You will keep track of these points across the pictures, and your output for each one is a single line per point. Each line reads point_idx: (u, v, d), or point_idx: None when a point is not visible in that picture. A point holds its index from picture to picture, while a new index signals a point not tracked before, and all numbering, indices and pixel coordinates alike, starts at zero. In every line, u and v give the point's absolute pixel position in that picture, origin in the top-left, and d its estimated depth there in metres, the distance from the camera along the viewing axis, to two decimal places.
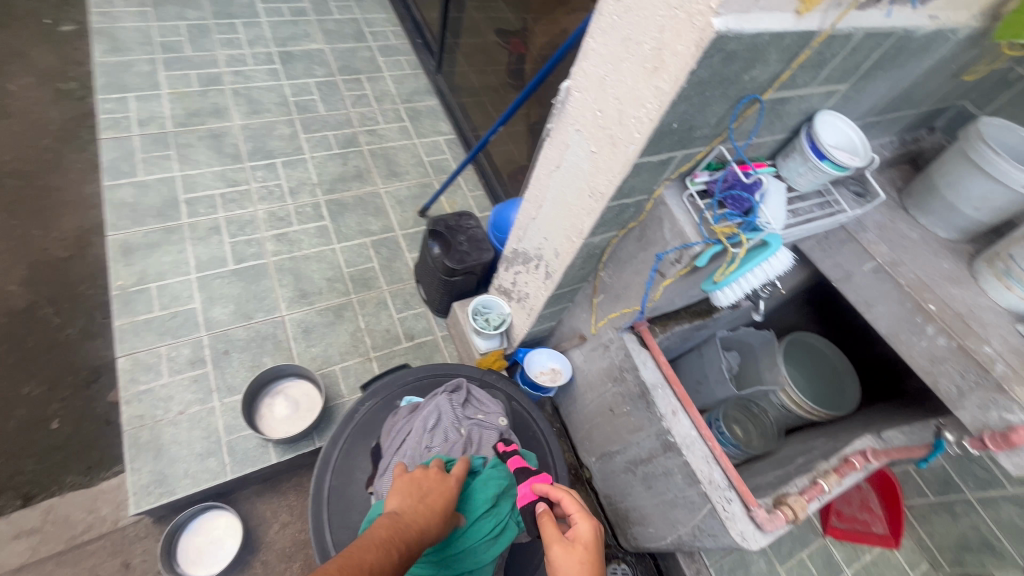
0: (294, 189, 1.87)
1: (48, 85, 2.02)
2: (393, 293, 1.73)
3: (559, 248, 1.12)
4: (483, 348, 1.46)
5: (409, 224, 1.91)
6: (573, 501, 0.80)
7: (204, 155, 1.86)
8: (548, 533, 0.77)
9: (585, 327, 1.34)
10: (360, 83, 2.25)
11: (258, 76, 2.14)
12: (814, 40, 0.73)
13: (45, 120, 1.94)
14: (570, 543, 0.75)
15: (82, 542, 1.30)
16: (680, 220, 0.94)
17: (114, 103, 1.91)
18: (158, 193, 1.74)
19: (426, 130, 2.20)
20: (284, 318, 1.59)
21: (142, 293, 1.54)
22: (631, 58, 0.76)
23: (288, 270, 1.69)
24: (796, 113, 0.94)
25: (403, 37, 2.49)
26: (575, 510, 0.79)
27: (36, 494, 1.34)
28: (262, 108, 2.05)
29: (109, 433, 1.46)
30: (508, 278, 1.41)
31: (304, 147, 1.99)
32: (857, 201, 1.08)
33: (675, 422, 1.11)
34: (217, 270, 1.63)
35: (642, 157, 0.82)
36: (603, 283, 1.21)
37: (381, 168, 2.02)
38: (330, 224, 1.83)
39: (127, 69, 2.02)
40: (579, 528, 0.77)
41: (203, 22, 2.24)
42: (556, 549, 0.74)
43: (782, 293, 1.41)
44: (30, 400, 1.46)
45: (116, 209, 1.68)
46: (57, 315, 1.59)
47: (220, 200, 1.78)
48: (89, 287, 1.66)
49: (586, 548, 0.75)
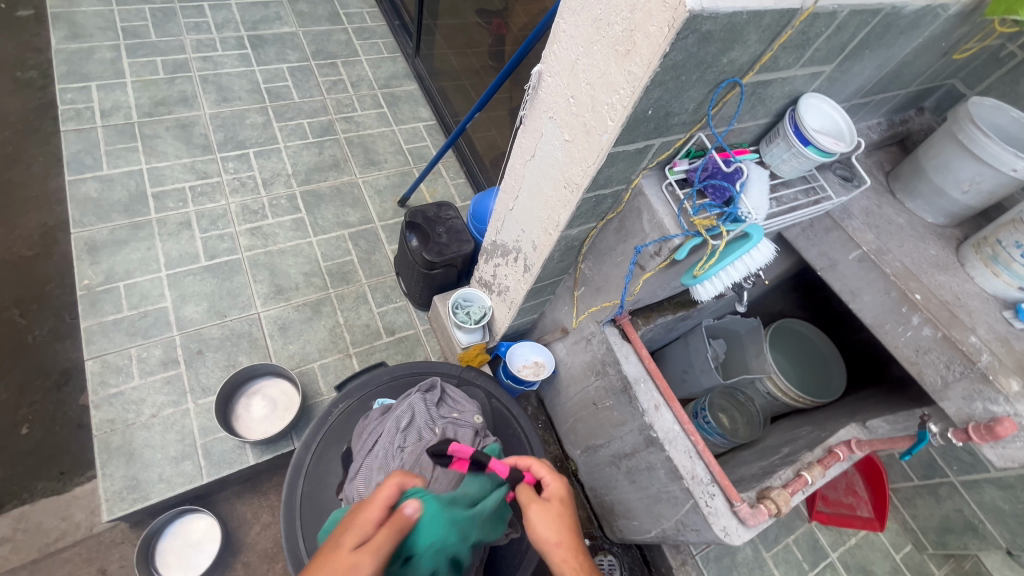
0: (268, 180, 1.81)
1: (5, 74, 1.93)
2: (373, 287, 1.69)
3: (537, 240, 1.08)
4: (465, 343, 1.43)
5: (389, 215, 1.86)
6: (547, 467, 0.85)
7: (172, 147, 1.79)
8: (527, 495, 0.79)
9: (567, 320, 1.31)
10: (335, 68, 2.17)
11: (228, 61, 2.05)
12: (796, 18, 0.68)
13: (3, 112, 1.85)
14: (547, 501, 0.80)
15: (56, 549, 1.27)
16: (659, 212, 0.90)
17: (76, 93, 1.83)
18: (124, 188, 1.68)
19: (405, 116, 2.14)
20: (260, 315, 1.55)
21: (110, 292, 1.49)
22: (602, 40, 0.71)
23: (263, 265, 1.64)
24: (780, 96, 0.89)
25: (380, 18, 2.40)
26: (551, 474, 0.84)
27: (7, 502, 1.31)
28: (233, 96, 1.97)
29: (81, 438, 1.42)
30: (488, 270, 1.37)
31: (278, 136, 1.92)
32: (842, 187, 1.04)
33: (657, 417, 1.09)
34: (189, 267, 1.58)
35: (616, 146, 0.78)
36: (584, 276, 1.17)
37: (359, 157, 1.96)
38: (306, 216, 1.77)
39: (89, 56, 1.93)
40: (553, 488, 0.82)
41: (168, 5, 2.14)
42: (535, 508, 0.78)
43: (768, 281, 1.38)
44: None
45: (81, 205, 1.61)
46: (23, 316, 1.54)
47: (191, 194, 1.71)
48: (56, 287, 1.60)
49: (561, 501, 0.80)
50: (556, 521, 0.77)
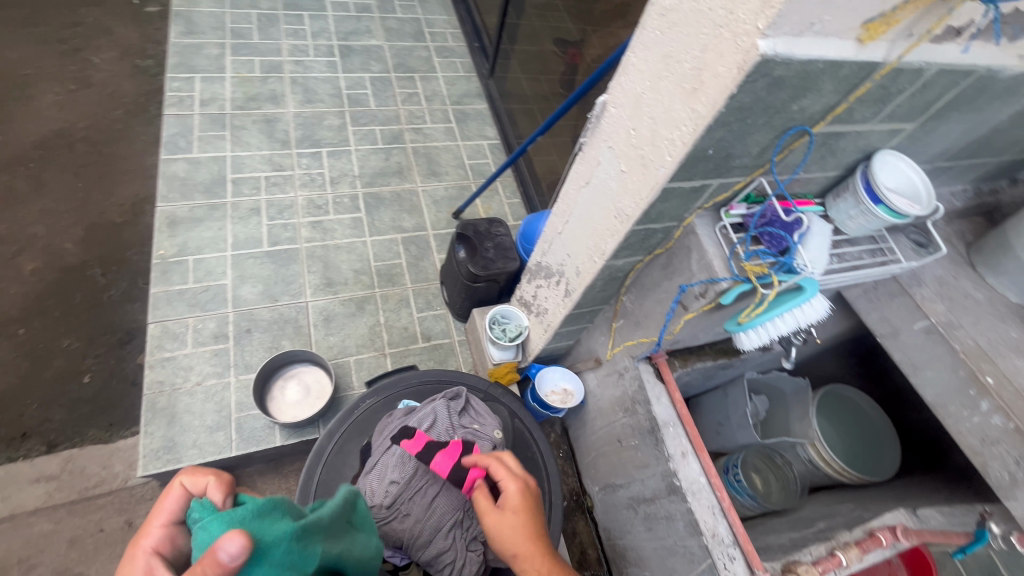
0: (335, 179, 1.91)
1: (127, 60, 2.16)
2: (416, 292, 1.73)
3: (581, 266, 1.08)
4: (497, 359, 1.43)
5: (442, 224, 1.91)
6: (501, 474, 0.87)
7: (255, 138, 1.94)
8: (482, 506, 0.84)
9: (601, 351, 1.29)
10: (413, 81, 2.28)
11: (317, 67, 2.21)
12: (877, 72, 0.66)
13: (120, 93, 2.07)
14: (504, 510, 0.84)
15: (93, 495, 1.37)
16: (709, 253, 0.87)
17: (182, 82, 2.02)
18: (208, 171, 1.82)
19: (470, 133, 2.21)
20: (308, 304, 1.62)
21: (180, 264, 1.61)
22: (669, 76, 0.71)
23: (318, 257, 1.72)
24: (853, 150, 0.86)
25: (461, 39, 2.52)
26: (507, 482, 0.87)
27: (61, 442, 1.42)
28: (316, 98, 2.11)
29: (132, 394, 1.52)
30: (529, 290, 1.37)
31: (350, 139, 2.03)
32: (915, 252, 0.97)
33: (682, 465, 1.04)
34: (252, 250, 1.68)
35: (672, 182, 0.77)
36: (624, 308, 1.15)
37: (422, 167, 2.03)
38: (364, 216, 1.85)
39: (198, 51, 2.13)
40: (508, 496, 0.85)
41: (273, 12, 2.34)
42: (487, 519, 0.83)
43: (822, 341, 1.30)
44: (69, 353, 1.55)
45: (170, 182, 1.77)
46: (104, 276, 1.69)
47: (264, 183, 1.84)
48: (136, 254, 1.75)
49: (514, 511, 0.84)
50: (512, 535, 0.82)
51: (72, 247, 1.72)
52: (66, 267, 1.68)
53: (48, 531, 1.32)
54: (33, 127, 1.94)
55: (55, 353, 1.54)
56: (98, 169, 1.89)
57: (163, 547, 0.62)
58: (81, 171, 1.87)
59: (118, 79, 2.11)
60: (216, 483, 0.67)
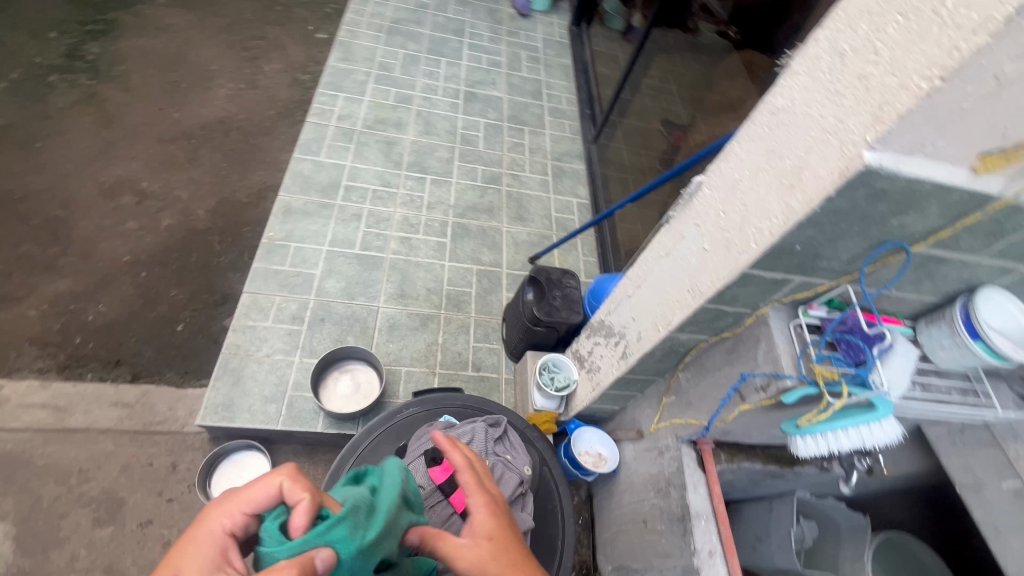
0: (432, 204, 2.07)
1: (290, 72, 2.53)
2: (478, 322, 1.80)
3: (644, 332, 1.09)
4: (539, 405, 1.45)
5: (517, 266, 1.99)
6: (469, 501, 0.82)
7: (373, 155, 2.16)
8: (446, 547, 0.77)
9: (645, 423, 1.26)
10: (521, 133, 2.46)
11: (442, 105, 2.45)
12: (989, 204, 0.64)
13: (277, 98, 2.42)
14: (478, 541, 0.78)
15: (153, 431, 1.51)
16: (779, 346, 0.85)
17: (328, 98, 2.33)
18: (328, 175, 2.05)
19: (563, 188, 2.31)
20: (379, 309, 1.74)
21: (283, 248, 1.80)
22: (769, 169, 0.74)
23: (399, 270, 1.85)
24: (955, 278, 0.82)
25: (575, 104, 2.69)
26: (475, 508, 0.81)
27: (143, 377, 1.59)
28: (434, 131, 2.33)
29: (210, 350, 1.68)
30: (586, 346, 1.39)
31: (454, 172, 2.20)
32: (1018, 404, 0.88)
33: (707, 564, 0.97)
34: (345, 250, 1.85)
35: (753, 268, 0.78)
36: (678, 386, 1.13)
37: (511, 210, 2.15)
38: (449, 243, 1.98)
39: (348, 75, 2.45)
40: (479, 526, 0.80)
41: (417, 54, 2.65)
42: (460, 545, 0.77)
43: (891, 478, 1.19)
44: (173, 302, 1.76)
45: (295, 178, 2.02)
46: (219, 244, 1.92)
47: (371, 195, 2.03)
48: (250, 231, 1.98)
49: (485, 532, 0.79)
50: (490, 570, 0.75)
51: (203, 215, 1.99)
52: (193, 230, 1.94)
53: (109, 452, 1.46)
54: (204, 112, 2.30)
55: (162, 299, 1.76)
56: (242, 156, 2.19)
57: (237, 529, 0.72)
58: (228, 155, 2.18)
59: (279, 86, 2.47)
60: (304, 509, 0.67)
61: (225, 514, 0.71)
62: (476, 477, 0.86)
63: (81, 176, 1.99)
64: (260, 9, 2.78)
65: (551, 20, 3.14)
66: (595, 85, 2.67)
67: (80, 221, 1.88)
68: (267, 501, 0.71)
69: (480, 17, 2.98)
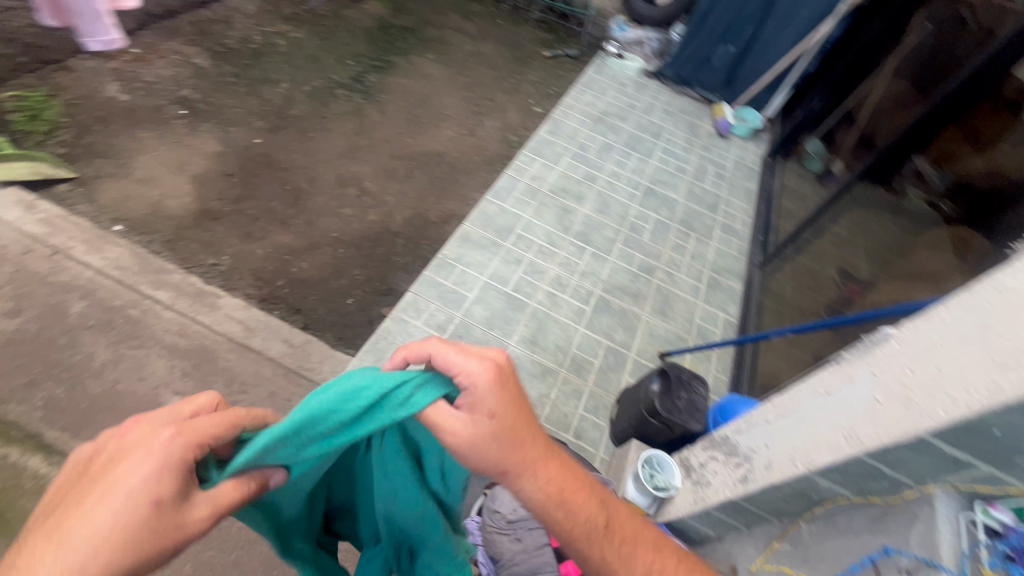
0: (585, 272, 2.21)
1: (503, 131, 2.95)
2: (591, 393, 1.83)
3: (775, 464, 1.03)
4: (630, 496, 1.42)
5: (645, 355, 2.00)
6: (461, 378, 0.68)
7: (549, 215, 2.40)
8: (449, 429, 0.67)
9: (743, 562, 1.15)
10: (687, 237, 2.53)
11: (621, 192, 2.64)
12: None
13: (487, 148, 2.83)
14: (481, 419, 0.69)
15: (301, 374, 1.77)
16: (938, 532, 0.77)
17: (529, 161, 2.68)
18: (507, 220, 2.32)
19: (714, 300, 2.29)
20: (509, 346, 1.87)
21: (450, 269, 2.09)
22: (980, 342, 0.71)
23: (537, 319, 1.99)
24: None
25: (748, 226, 2.70)
26: (471, 382, 0.68)
27: (311, 329, 1.90)
28: (607, 211, 2.52)
29: (364, 328, 1.95)
30: (700, 456, 1.33)
31: (613, 252, 2.34)
32: None
33: None
34: (499, 285, 2.06)
35: (933, 436, 0.74)
36: (797, 535, 1.04)
37: (656, 302, 2.19)
38: (589, 311, 2.07)
39: (549, 147, 2.80)
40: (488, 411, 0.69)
41: (614, 144, 2.92)
42: (467, 425, 0.67)
43: None
44: (353, 280, 2.09)
45: (479, 215, 2.32)
46: (402, 247, 2.26)
47: (535, 248, 2.24)
48: (428, 245, 2.30)
49: (489, 406, 0.69)
50: (490, 451, 0.69)
51: (399, 221, 2.36)
52: (388, 230, 2.32)
53: (265, 376, 1.75)
54: (429, 144, 2.77)
55: (347, 274, 2.11)
56: (444, 185, 2.58)
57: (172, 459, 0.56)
58: (435, 181, 2.59)
59: (491, 140, 2.89)
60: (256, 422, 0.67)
61: (153, 445, 0.56)
62: (460, 345, 0.70)
63: (329, 164, 2.51)
64: (498, 78, 3.33)
65: (746, 147, 3.25)
66: (776, 216, 2.66)
67: (316, 196, 2.36)
68: (212, 426, 0.60)
69: (680, 128, 3.21)
